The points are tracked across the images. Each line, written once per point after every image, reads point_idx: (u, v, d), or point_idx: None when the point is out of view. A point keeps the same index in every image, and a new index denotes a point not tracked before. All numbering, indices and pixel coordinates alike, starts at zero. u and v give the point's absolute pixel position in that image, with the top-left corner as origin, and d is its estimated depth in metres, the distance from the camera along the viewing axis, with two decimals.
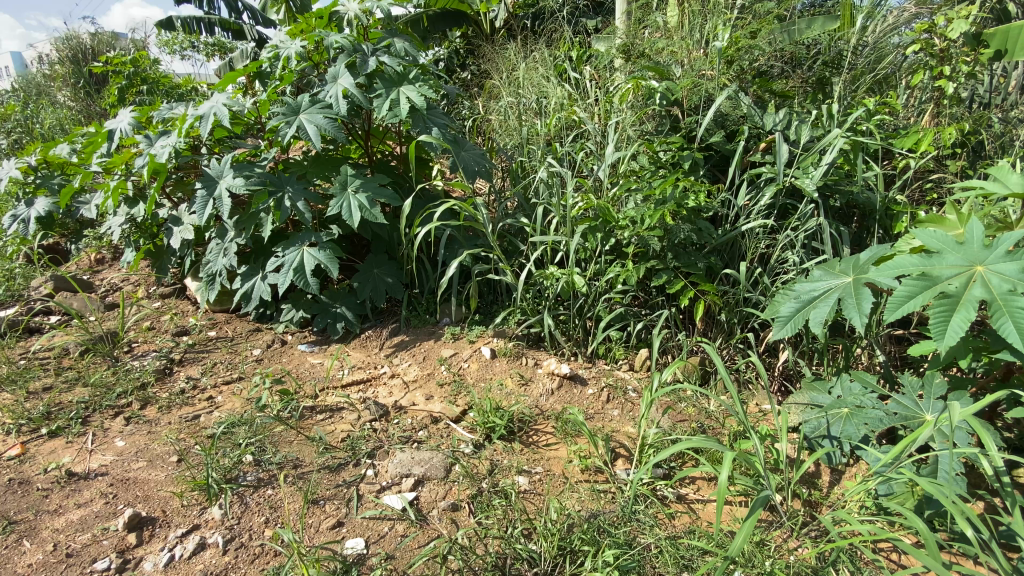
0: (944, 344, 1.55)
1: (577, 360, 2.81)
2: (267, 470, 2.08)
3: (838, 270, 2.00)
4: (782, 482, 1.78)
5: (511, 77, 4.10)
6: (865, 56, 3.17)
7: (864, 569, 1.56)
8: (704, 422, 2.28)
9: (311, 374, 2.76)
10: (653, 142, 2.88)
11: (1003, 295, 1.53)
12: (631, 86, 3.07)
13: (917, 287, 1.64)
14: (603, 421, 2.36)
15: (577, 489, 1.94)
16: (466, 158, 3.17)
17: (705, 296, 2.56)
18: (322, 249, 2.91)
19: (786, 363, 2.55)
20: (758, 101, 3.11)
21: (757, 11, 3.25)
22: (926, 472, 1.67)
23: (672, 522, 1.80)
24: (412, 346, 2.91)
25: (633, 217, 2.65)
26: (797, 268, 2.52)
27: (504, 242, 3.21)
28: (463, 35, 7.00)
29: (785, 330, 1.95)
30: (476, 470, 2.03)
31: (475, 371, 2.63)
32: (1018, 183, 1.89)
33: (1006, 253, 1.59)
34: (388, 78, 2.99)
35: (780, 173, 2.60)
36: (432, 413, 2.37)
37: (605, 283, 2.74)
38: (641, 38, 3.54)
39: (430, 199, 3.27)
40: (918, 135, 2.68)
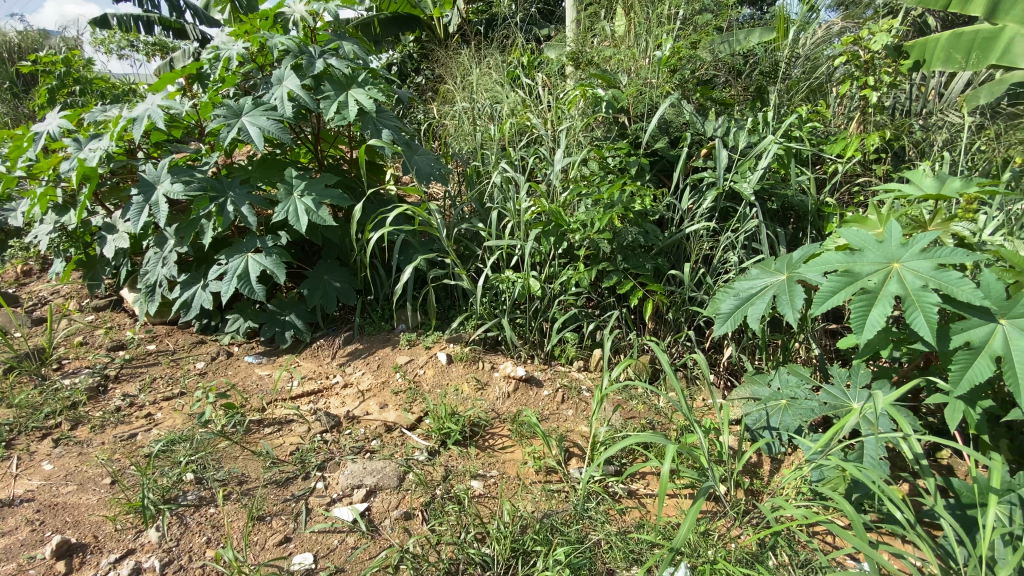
0: (863, 336, 1.66)
1: (534, 362, 2.83)
2: (210, 488, 1.99)
3: (774, 268, 2.11)
4: (725, 474, 1.86)
5: (465, 82, 4.12)
6: (799, 67, 3.36)
7: (801, 553, 1.64)
8: (653, 418, 2.34)
9: (259, 386, 2.67)
10: (602, 147, 2.95)
11: (916, 290, 1.64)
12: (579, 93, 3.13)
13: (840, 283, 1.75)
14: (558, 421, 2.39)
15: (531, 490, 1.96)
16: (419, 162, 3.15)
17: (653, 296, 2.64)
18: (269, 255, 2.82)
19: (731, 359, 2.66)
20: (701, 109, 3.26)
21: (697, 23, 3.40)
22: (853, 458, 1.78)
23: (623, 518, 1.83)
24: (366, 354, 2.86)
25: (584, 221, 2.71)
26: (737, 267, 2.63)
27: (459, 247, 3.21)
28: (416, 40, 6.98)
29: (725, 326, 2.05)
30: (430, 477, 2.01)
31: (431, 378, 2.61)
32: (931, 186, 2.06)
33: (919, 251, 1.71)
34: (336, 80, 2.94)
35: (720, 178, 2.72)
36: (386, 422, 2.33)
37: (559, 286, 2.78)
38: (590, 45, 3.62)
39: (383, 203, 3.22)
40: (846, 141, 2.85)
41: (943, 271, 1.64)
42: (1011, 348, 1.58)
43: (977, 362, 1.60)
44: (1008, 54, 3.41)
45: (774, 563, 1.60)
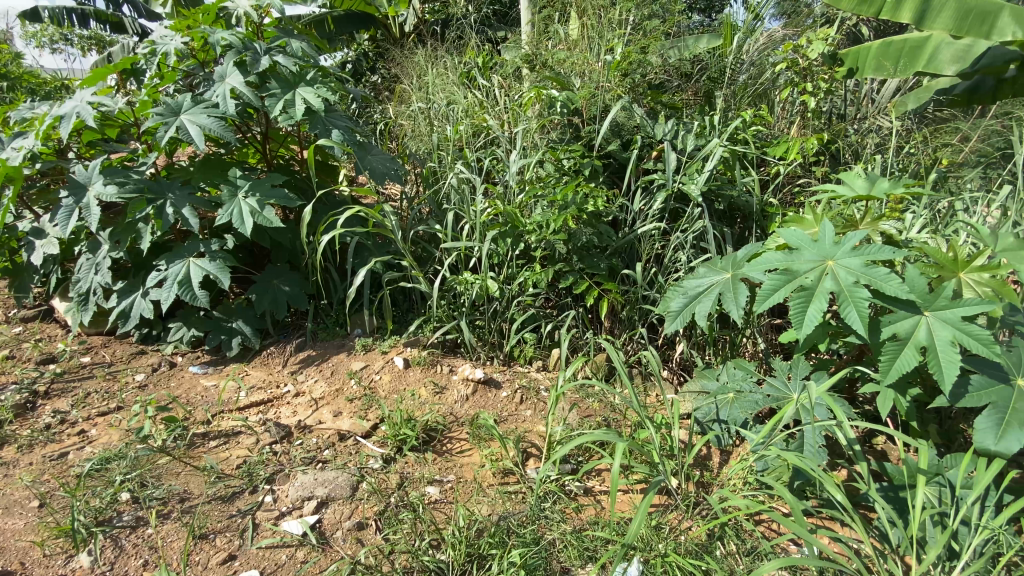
0: (801, 332, 1.74)
1: (493, 363, 2.82)
2: (148, 507, 1.88)
3: (719, 267, 2.19)
4: (676, 468, 1.91)
5: (421, 83, 4.08)
6: (744, 72, 3.50)
7: (747, 541, 1.70)
8: (609, 415, 2.38)
9: (203, 398, 2.54)
10: (557, 149, 2.98)
11: (849, 287, 1.73)
12: (534, 95, 3.16)
13: (779, 281, 1.83)
14: (517, 422, 2.39)
15: (488, 493, 1.95)
16: (373, 162, 3.10)
17: (608, 295, 2.69)
18: (213, 259, 2.70)
19: (683, 355, 2.73)
20: (651, 113, 3.33)
21: (647, 28, 3.49)
22: (795, 447, 1.86)
23: (579, 515, 1.85)
24: (319, 360, 2.78)
25: (540, 222, 2.72)
26: (687, 266, 2.71)
27: (417, 249, 3.17)
28: (372, 38, 6.86)
29: (676, 324, 2.13)
30: (384, 485, 1.96)
31: (387, 384, 2.55)
32: (862, 187, 2.17)
33: (851, 249, 1.80)
34: (283, 78, 2.85)
35: (669, 180, 2.80)
36: (339, 430, 2.26)
37: (517, 287, 2.79)
38: (545, 48, 3.66)
39: (335, 204, 3.13)
40: (787, 144, 2.98)
41: (872, 268, 1.73)
42: (934, 338, 1.67)
43: (904, 353, 1.69)
44: (933, 60, 3.47)
45: (722, 552, 1.66)
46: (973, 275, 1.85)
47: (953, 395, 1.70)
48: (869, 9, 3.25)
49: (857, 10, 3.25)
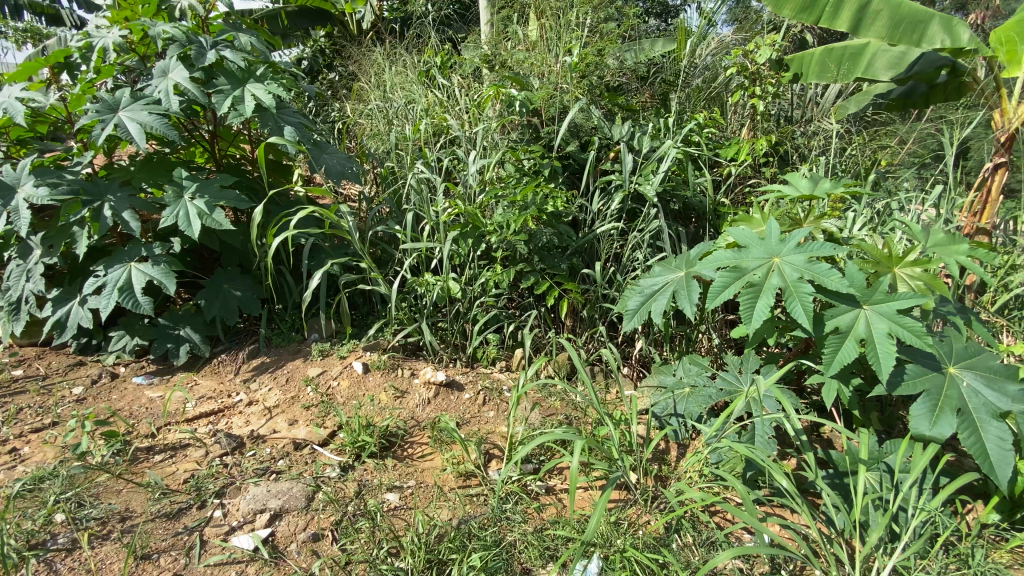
0: (751, 326, 1.80)
1: (455, 365, 2.80)
2: (86, 528, 1.77)
3: (674, 265, 2.24)
4: (635, 463, 1.94)
5: (380, 82, 4.01)
6: (697, 76, 3.60)
7: (703, 532, 1.74)
8: (570, 413, 2.40)
9: (148, 410, 2.41)
10: (517, 149, 2.98)
11: (794, 282, 1.80)
12: (493, 94, 3.16)
13: (729, 278, 1.88)
14: (480, 424, 2.37)
15: (450, 497, 1.92)
16: (329, 161, 3.02)
17: (568, 294, 2.71)
18: (157, 264, 2.56)
19: (642, 351, 2.79)
20: (609, 114, 3.38)
21: (603, 31, 3.55)
22: (746, 439, 1.92)
23: (540, 515, 1.85)
24: (273, 367, 2.68)
25: (500, 223, 2.71)
26: (644, 265, 2.77)
27: (376, 251, 3.12)
28: (327, 35, 6.70)
29: (633, 322, 2.17)
30: (342, 494, 1.91)
31: (346, 389, 2.48)
32: (806, 187, 2.26)
33: (795, 246, 1.87)
34: (231, 73, 2.73)
35: (625, 181, 2.85)
36: (295, 439, 2.19)
37: (479, 288, 2.78)
38: (504, 49, 3.67)
39: (288, 205, 3.02)
40: (738, 146, 3.08)
41: (814, 264, 1.80)
42: (871, 330, 1.75)
43: (845, 345, 1.77)
44: (871, 68, 3.66)
45: (679, 544, 1.69)
46: (907, 269, 1.95)
47: (891, 384, 1.78)
48: (809, 17, 3.40)
49: (797, 18, 3.40)
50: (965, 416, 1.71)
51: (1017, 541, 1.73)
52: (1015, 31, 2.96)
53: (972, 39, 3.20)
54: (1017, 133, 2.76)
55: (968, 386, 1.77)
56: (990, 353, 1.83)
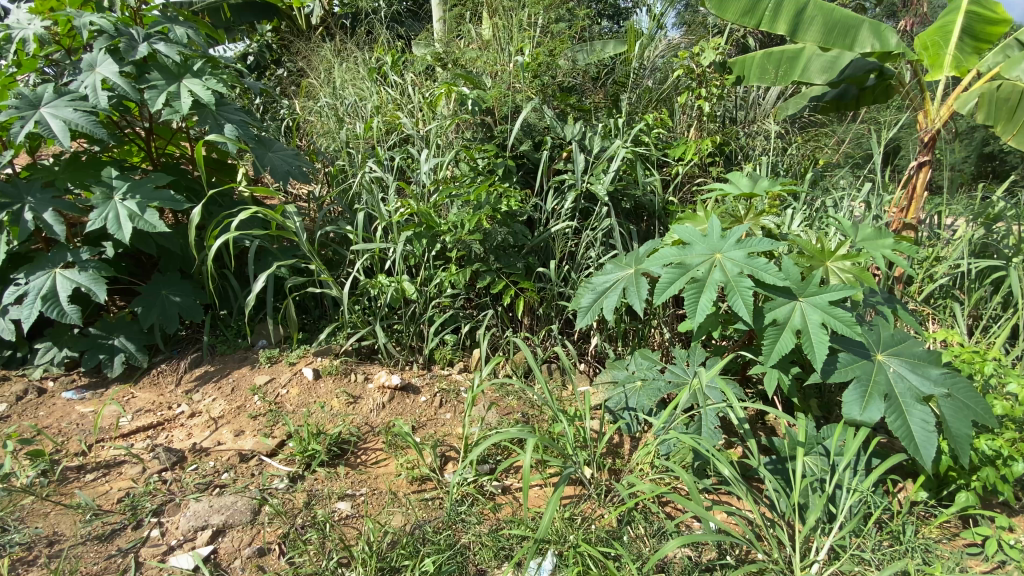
0: (695, 320, 1.86)
1: (412, 368, 2.76)
2: (7, 555, 1.64)
3: (625, 263, 2.29)
4: (589, 458, 1.97)
5: (330, 79, 3.92)
6: (647, 77, 3.69)
7: (654, 522, 1.79)
8: (526, 412, 2.42)
9: (78, 426, 2.26)
10: (470, 148, 2.96)
11: (734, 277, 1.86)
12: (444, 92, 3.13)
13: (675, 274, 1.94)
14: (436, 427, 2.34)
15: (405, 502, 1.89)
16: (274, 160, 2.91)
17: (524, 293, 2.72)
18: (85, 270, 2.40)
19: (597, 348, 2.83)
20: (562, 114, 3.42)
21: (554, 31, 3.58)
22: (694, 430, 1.98)
23: (496, 515, 1.84)
24: (217, 377, 2.56)
25: (454, 222, 2.69)
26: (597, 263, 2.82)
27: (326, 252, 3.03)
28: (274, 29, 6.46)
29: (586, 320, 2.21)
30: (290, 505, 1.84)
31: (295, 397, 2.40)
32: (747, 185, 2.35)
33: (736, 242, 1.94)
34: (165, 68, 2.59)
35: (578, 180, 2.89)
36: (241, 451, 2.10)
37: (434, 288, 2.75)
38: (456, 48, 3.65)
39: (231, 206, 2.90)
40: (686, 146, 3.17)
41: (753, 259, 1.87)
42: (806, 322, 1.83)
43: (782, 336, 1.85)
44: (806, 72, 3.77)
45: (631, 537, 1.73)
46: (838, 263, 2.06)
47: (825, 372, 1.87)
48: (751, 21, 3.54)
49: (740, 21, 3.54)
50: (892, 400, 1.81)
51: (942, 516, 1.86)
52: (939, 38, 3.22)
53: (900, 44, 3.37)
54: (938, 134, 2.95)
55: (894, 371, 1.88)
56: (914, 340, 1.95)
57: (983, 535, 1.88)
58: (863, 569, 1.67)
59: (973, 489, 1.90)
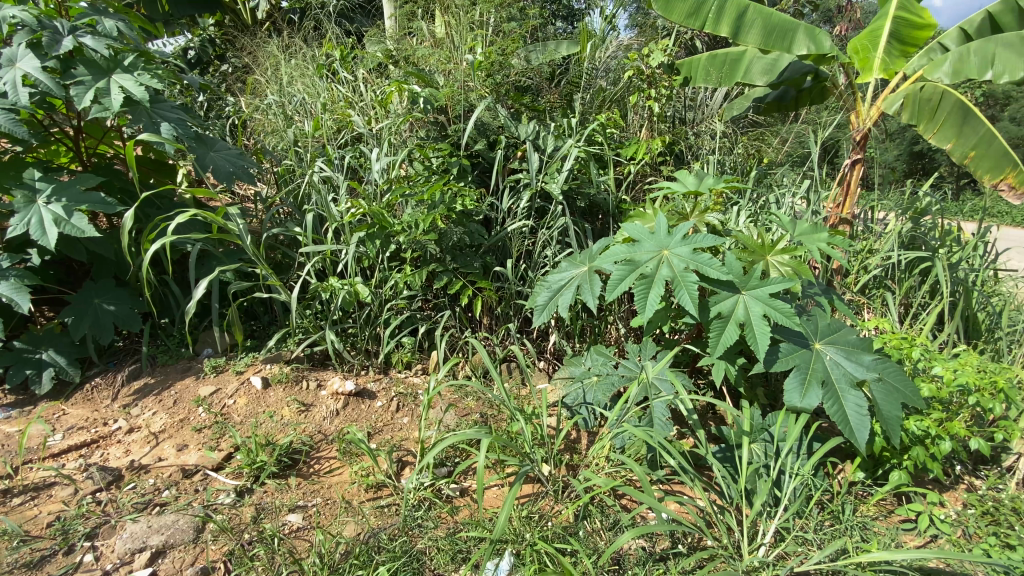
0: (645, 315, 1.90)
1: (368, 372, 2.71)
2: None
3: (579, 261, 2.33)
4: (547, 455, 1.99)
5: (277, 77, 3.78)
6: (599, 77, 3.74)
7: (610, 515, 1.82)
8: (484, 412, 2.41)
9: (1, 448, 2.10)
10: (424, 147, 2.91)
11: (680, 273, 1.91)
12: (395, 89, 3.06)
13: (625, 271, 1.98)
14: (392, 432, 2.29)
15: (360, 510, 1.84)
16: (216, 160, 2.78)
17: (482, 293, 2.71)
18: (5, 279, 2.23)
19: (556, 345, 2.86)
20: (516, 113, 3.43)
21: (506, 30, 3.58)
22: (647, 423, 2.03)
23: (454, 518, 1.83)
24: (158, 389, 2.43)
25: (409, 223, 2.64)
26: (553, 261, 2.84)
27: (274, 256, 2.92)
28: (217, 24, 6.20)
29: (542, 318, 2.22)
30: (237, 521, 1.77)
31: (243, 407, 2.30)
32: (693, 183, 2.43)
33: (682, 239, 2.00)
34: (92, 63, 2.43)
35: (533, 179, 2.90)
36: (184, 466, 2.00)
37: (389, 290, 2.70)
38: (408, 45, 3.59)
39: (171, 208, 2.76)
40: (637, 145, 3.23)
41: (698, 254, 1.93)
42: (749, 314, 1.90)
43: (727, 328, 1.91)
44: (748, 73, 3.92)
45: (587, 531, 1.75)
46: (777, 257, 2.14)
47: (767, 362, 1.95)
48: (696, 23, 3.65)
49: (686, 23, 3.64)
50: (829, 386, 1.91)
51: (877, 495, 1.97)
52: (869, 41, 3.41)
53: (833, 47, 3.54)
54: (868, 133, 3.13)
55: (830, 359, 1.97)
56: (848, 329, 2.06)
57: (916, 511, 2.00)
58: (806, 549, 1.75)
59: (905, 468, 2.02)
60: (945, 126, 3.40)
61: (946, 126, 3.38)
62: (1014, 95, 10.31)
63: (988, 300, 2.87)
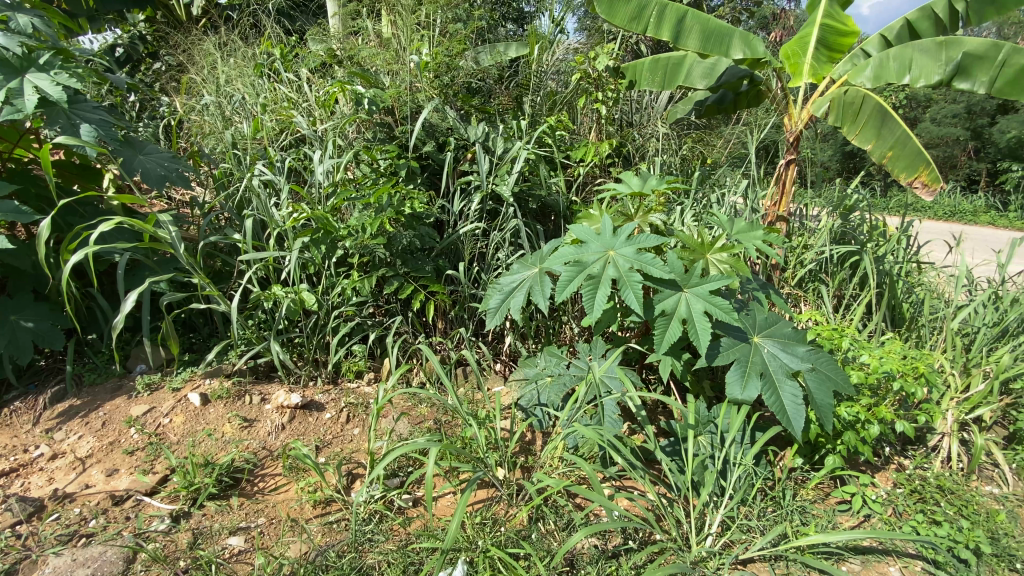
0: (593, 316, 1.92)
1: (317, 383, 2.62)
2: None
3: (530, 263, 2.34)
4: (500, 459, 1.98)
5: (214, 76, 3.60)
6: (548, 79, 3.77)
7: (563, 516, 1.83)
8: (438, 418, 2.38)
9: None
10: (370, 149, 2.84)
11: (626, 273, 1.95)
12: (337, 90, 2.96)
13: (573, 273, 2.00)
14: (342, 444, 2.23)
15: (307, 528, 1.78)
16: (145, 163, 2.62)
17: (434, 297, 2.67)
18: None
19: (510, 347, 2.87)
20: (465, 115, 3.40)
21: (452, 31, 3.54)
22: (598, 421, 2.05)
23: (406, 529, 1.79)
24: (85, 411, 2.27)
25: (355, 227, 2.56)
26: (506, 263, 2.83)
27: (212, 264, 2.79)
28: (149, 20, 5.85)
29: (494, 321, 2.21)
30: (172, 549, 1.67)
31: (180, 426, 2.17)
32: (637, 184, 2.49)
33: (626, 239, 2.04)
34: (2, 61, 2.23)
35: (483, 181, 2.88)
36: (114, 492, 1.87)
37: (337, 297, 2.62)
38: (353, 45, 3.50)
39: (96, 216, 2.58)
40: (585, 148, 3.27)
41: (641, 254, 1.96)
42: (691, 311, 1.95)
43: (671, 326, 1.96)
44: (689, 77, 4.07)
45: (541, 533, 1.75)
46: (716, 255, 2.22)
47: (710, 357, 2.01)
48: (638, 27, 3.75)
49: (629, 26, 3.74)
50: (767, 377, 1.99)
51: (814, 480, 2.07)
52: (799, 47, 3.60)
53: (766, 51, 3.70)
54: (800, 134, 3.29)
55: (768, 352, 2.06)
56: (784, 322, 2.15)
57: (850, 493, 2.11)
58: (750, 536, 1.83)
59: (839, 453, 2.13)
60: (866, 128, 3.62)
61: (866, 129, 3.61)
62: (933, 99, 11.14)
63: (911, 290, 3.08)
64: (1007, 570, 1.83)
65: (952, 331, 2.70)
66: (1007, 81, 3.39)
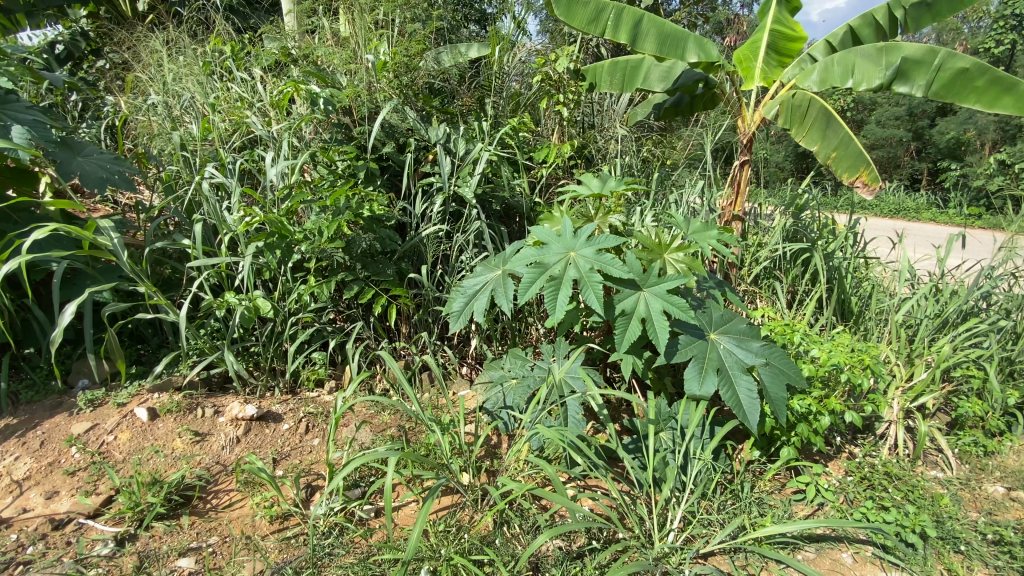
0: (555, 316, 1.92)
1: (274, 394, 2.54)
2: None
3: (493, 265, 2.33)
4: (465, 464, 1.96)
5: (160, 74, 3.44)
6: (510, 80, 3.76)
7: (528, 519, 1.83)
8: (401, 425, 2.34)
9: None
10: (327, 150, 2.76)
11: (586, 273, 1.96)
12: (290, 88, 2.86)
13: (534, 274, 2.00)
14: (301, 456, 2.16)
15: (263, 545, 1.72)
16: (85, 166, 2.47)
17: (396, 301, 2.62)
18: None
19: (475, 349, 2.85)
20: (426, 116, 3.35)
21: (412, 30, 3.49)
22: (561, 422, 2.05)
23: (367, 541, 1.75)
24: (21, 430, 2.12)
25: (312, 230, 2.48)
26: (469, 265, 2.81)
27: (161, 272, 2.66)
28: (92, 15, 5.56)
29: (458, 323, 2.18)
30: (115, 574, 1.58)
31: (125, 443, 2.06)
32: (597, 185, 2.51)
33: (587, 239, 2.05)
34: None
35: (444, 183, 2.83)
36: (53, 516, 1.76)
37: (294, 304, 2.54)
38: (308, 44, 3.40)
39: (31, 223, 2.43)
40: (547, 149, 3.28)
41: (601, 254, 1.97)
42: (650, 311, 1.98)
43: (631, 325, 1.98)
44: (647, 81, 4.15)
45: (506, 537, 1.75)
46: (673, 255, 2.26)
47: (668, 353, 2.05)
48: (597, 29, 3.79)
49: (587, 29, 3.78)
50: (723, 373, 2.04)
51: (770, 472, 2.14)
52: (750, 51, 3.72)
53: (720, 55, 3.80)
54: (753, 136, 3.39)
55: (724, 348, 2.11)
56: (738, 318, 2.21)
57: (804, 483, 2.19)
58: (709, 530, 1.87)
59: (793, 445, 2.20)
60: (812, 131, 3.77)
61: (812, 131, 3.75)
62: (879, 102, 11.70)
63: (859, 285, 3.21)
64: (949, 551, 1.93)
65: (897, 323, 2.84)
66: (942, 84, 3.57)
